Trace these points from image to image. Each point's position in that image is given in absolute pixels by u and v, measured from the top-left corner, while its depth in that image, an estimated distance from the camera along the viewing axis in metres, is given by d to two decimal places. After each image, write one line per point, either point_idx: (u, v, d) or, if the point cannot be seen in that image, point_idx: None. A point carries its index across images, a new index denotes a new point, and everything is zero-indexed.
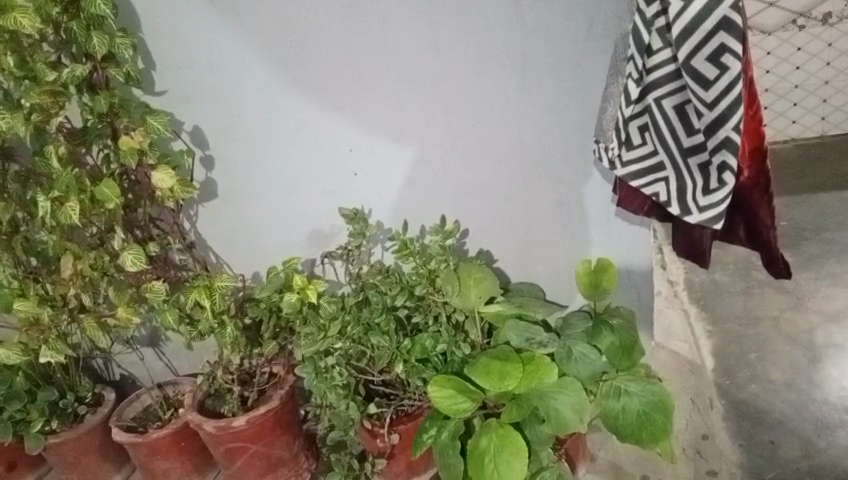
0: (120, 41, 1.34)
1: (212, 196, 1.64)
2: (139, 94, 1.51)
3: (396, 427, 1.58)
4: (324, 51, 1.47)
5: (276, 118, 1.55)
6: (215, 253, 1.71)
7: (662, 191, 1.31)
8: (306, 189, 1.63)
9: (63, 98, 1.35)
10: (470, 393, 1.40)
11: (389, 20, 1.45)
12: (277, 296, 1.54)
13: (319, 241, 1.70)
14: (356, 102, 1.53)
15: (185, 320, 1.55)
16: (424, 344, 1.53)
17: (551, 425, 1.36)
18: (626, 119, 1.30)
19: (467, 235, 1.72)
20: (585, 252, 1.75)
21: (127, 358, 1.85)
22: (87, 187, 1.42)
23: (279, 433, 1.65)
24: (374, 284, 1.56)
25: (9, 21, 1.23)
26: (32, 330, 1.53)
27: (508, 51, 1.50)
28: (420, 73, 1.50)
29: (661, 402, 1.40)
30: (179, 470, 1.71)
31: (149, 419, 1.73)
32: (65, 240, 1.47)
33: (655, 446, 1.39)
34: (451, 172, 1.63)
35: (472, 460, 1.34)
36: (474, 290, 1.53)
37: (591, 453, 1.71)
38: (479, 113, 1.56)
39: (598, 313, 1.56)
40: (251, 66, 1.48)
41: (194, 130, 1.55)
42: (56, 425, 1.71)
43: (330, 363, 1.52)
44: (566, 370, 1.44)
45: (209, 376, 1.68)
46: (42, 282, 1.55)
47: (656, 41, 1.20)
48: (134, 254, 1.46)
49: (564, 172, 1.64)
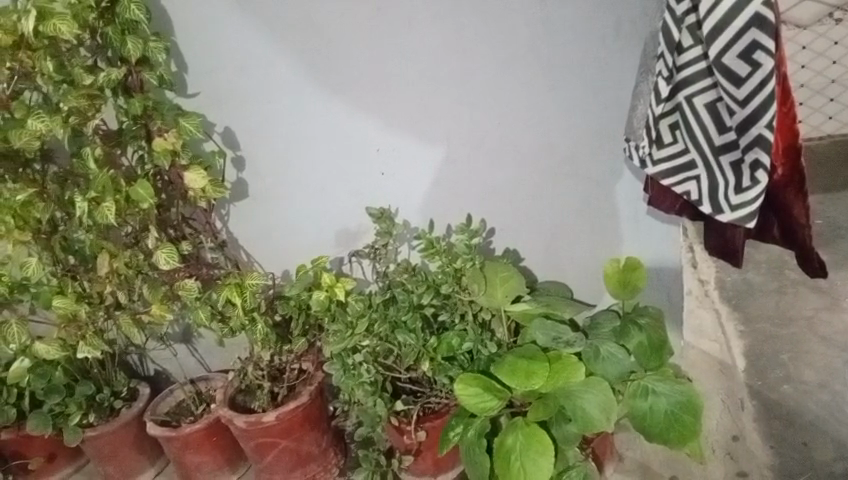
0: (154, 45, 1.38)
1: (244, 196, 1.66)
2: (171, 97, 1.53)
3: (423, 424, 1.59)
4: (353, 53, 1.49)
5: (306, 119, 1.57)
6: (246, 252, 1.74)
7: (693, 190, 1.30)
8: (333, 189, 1.65)
9: (99, 101, 1.40)
10: (496, 391, 1.41)
11: (415, 21, 1.46)
12: (306, 293, 1.56)
13: (346, 240, 1.72)
14: (384, 102, 1.54)
15: (216, 316, 1.58)
16: (451, 342, 1.55)
17: (578, 423, 1.37)
18: (657, 118, 1.30)
19: (492, 234, 1.71)
20: (614, 252, 1.76)
21: (161, 354, 1.90)
22: (121, 187, 1.45)
23: (308, 429, 1.67)
24: (400, 282, 1.59)
25: (49, 27, 1.29)
26: (70, 326, 1.59)
27: (535, 51, 1.51)
28: (448, 73, 1.52)
29: (689, 402, 1.39)
30: (211, 464, 1.75)
31: (182, 414, 1.78)
32: (101, 239, 1.51)
33: (684, 447, 1.38)
34: (478, 172, 1.64)
35: (499, 455, 1.36)
36: (501, 289, 1.53)
37: (619, 453, 1.74)
38: (507, 113, 1.57)
39: (627, 312, 1.55)
40: (281, 68, 1.51)
41: (225, 132, 1.57)
42: (93, 418, 1.77)
43: (357, 360, 1.54)
44: (592, 370, 1.44)
45: (240, 372, 1.71)
46: (80, 280, 1.58)
47: (687, 38, 1.20)
48: (167, 252, 1.50)
49: (592, 169, 1.65)
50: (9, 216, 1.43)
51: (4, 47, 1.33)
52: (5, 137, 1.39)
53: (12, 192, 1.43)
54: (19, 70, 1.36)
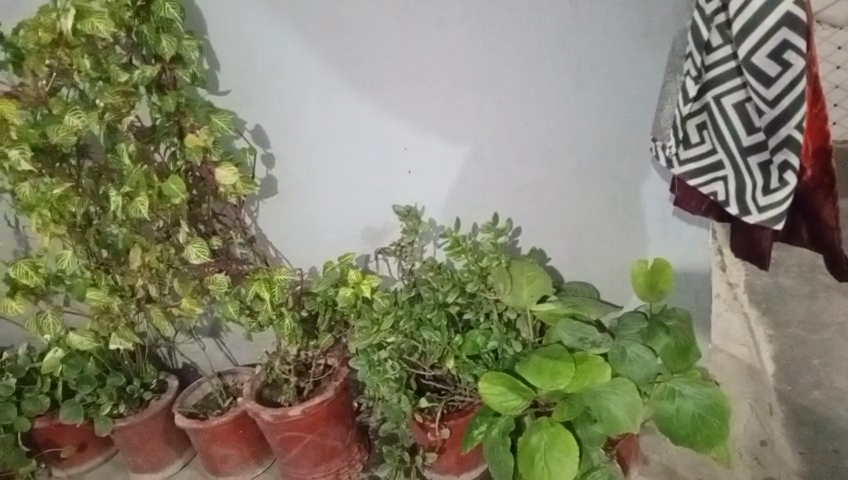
0: (187, 43, 1.40)
1: (273, 193, 1.68)
2: (204, 94, 1.56)
3: (446, 422, 1.60)
4: (380, 51, 1.50)
5: (332, 117, 1.58)
6: (274, 248, 1.75)
7: (720, 190, 1.28)
8: (358, 187, 1.67)
9: (134, 98, 1.43)
10: (520, 390, 1.41)
11: (443, 21, 1.47)
12: (333, 290, 1.57)
13: (372, 237, 1.72)
14: (410, 101, 1.55)
15: (245, 311, 1.60)
16: (475, 340, 1.56)
17: (603, 424, 1.36)
18: (684, 118, 1.29)
19: (519, 233, 1.71)
20: (641, 252, 1.74)
21: (189, 348, 1.92)
22: (154, 183, 1.47)
23: (333, 423, 1.69)
24: (426, 280, 1.59)
25: (86, 26, 1.32)
26: (103, 318, 1.63)
27: (563, 49, 1.51)
28: (474, 72, 1.52)
29: (717, 406, 1.37)
30: (237, 456, 1.77)
31: (209, 407, 1.80)
32: (134, 233, 1.54)
33: (711, 450, 1.36)
34: (504, 171, 1.64)
35: (523, 453, 1.36)
36: (527, 289, 1.54)
37: (644, 455, 1.70)
38: (533, 112, 1.57)
39: (654, 314, 1.53)
40: (309, 66, 1.53)
41: (256, 129, 1.60)
42: (123, 409, 1.79)
43: (383, 356, 1.55)
44: (618, 371, 1.43)
45: (267, 366, 1.73)
46: (112, 273, 1.61)
47: (716, 37, 1.19)
48: (198, 247, 1.52)
49: (618, 169, 1.64)
50: (45, 210, 1.47)
51: (42, 44, 1.36)
52: (42, 133, 1.43)
53: (47, 186, 1.46)
54: (57, 67, 1.40)
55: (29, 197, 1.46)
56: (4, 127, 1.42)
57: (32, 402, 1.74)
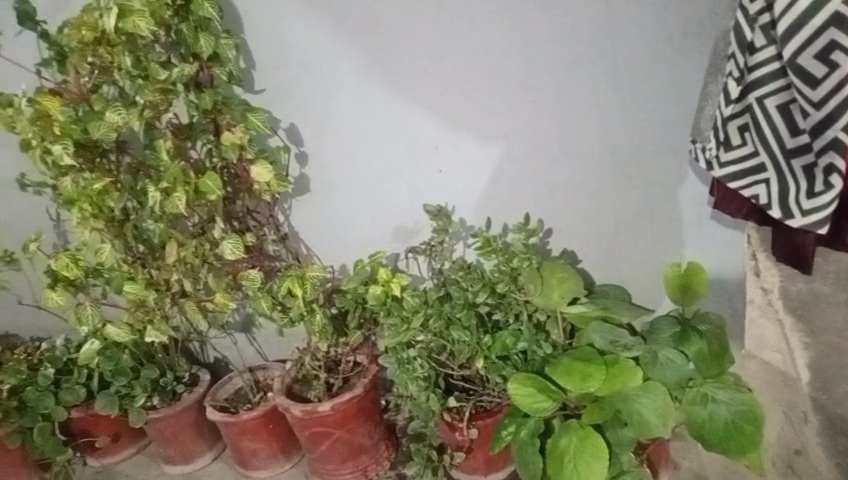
0: (225, 42, 1.43)
1: (305, 191, 1.69)
2: (240, 92, 1.58)
3: (475, 422, 1.59)
4: (416, 50, 1.51)
5: (366, 116, 1.59)
6: (306, 245, 1.76)
7: (762, 194, 1.25)
8: (390, 186, 1.67)
9: (172, 95, 1.45)
10: (550, 392, 1.40)
11: (479, 20, 1.48)
12: (363, 288, 1.59)
13: (403, 236, 1.73)
14: (445, 100, 1.56)
15: (277, 306, 1.62)
16: (505, 341, 1.56)
17: (634, 427, 1.36)
18: (725, 119, 1.27)
19: (550, 234, 1.70)
20: (675, 256, 1.72)
21: (222, 342, 1.95)
22: (191, 179, 1.49)
23: (361, 420, 1.70)
24: (456, 280, 1.59)
25: (128, 24, 1.35)
26: (138, 311, 1.66)
27: (599, 49, 1.51)
28: (508, 71, 1.53)
29: (751, 412, 1.35)
30: (266, 451, 1.80)
31: (240, 401, 1.83)
32: (170, 228, 1.57)
33: (744, 458, 1.35)
34: (538, 171, 1.63)
35: (552, 458, 1.35)
36: (558, 290, 1.53)
37: (673, 461, 1.67)
38: (568, 112, 1.57)
39: (687, 318, 1.52)
40: (346, 65, 1.54)
41: (290, 127, 1.61)
42: (157, 401, 1.82)
43: (412, 355, 1.56)
44: (650, 375, 1.41)
45: (297, 361, 1.75)
46: (148, 267, 1.64)
47: (760, 38, 1.18)
48: (233, 243, 1.55)
49: (653, 170, 1.63)
50: (85, 204, 1.51)
51: (85, 42, 1.40)
52: (84, 129, 1.47)
53: (88, 181, 1.50)
54: (99, 64, 1.43)
55: (71, 192, 1.50)
56: (47, 122, 1.45)
57: (68, 392, 1.79)
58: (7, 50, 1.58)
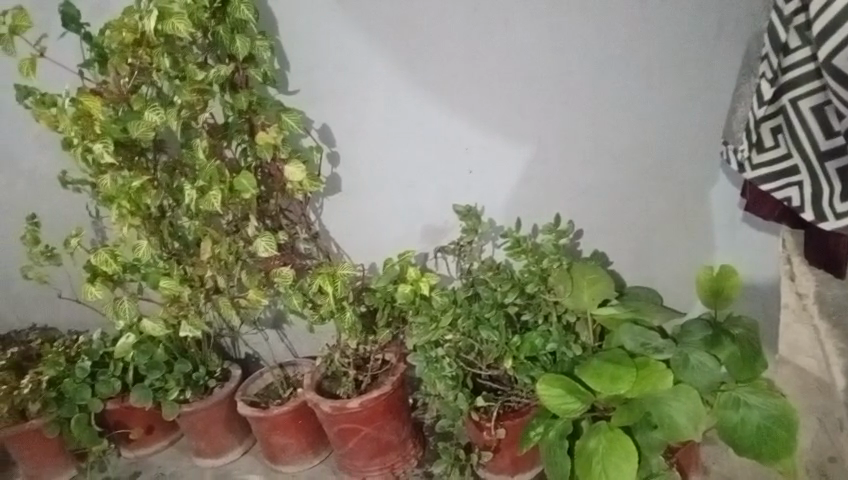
0: (260, 43, 1.45)
1: (337, 190, 1.71)
2: (273, 93, 1.61)
3: (502, 422, 1.60)
4: (446, 51, 1.53)
5: (397, 116, 1.61)
6: (336, 244, 1.78)
7: (794, 196, 1.23)
8: (420, 185, 1.68)
9: (208, 96, 1.48)
10: (579, 393, 1.40)
11: (510, 21, 1.49)
12: (392, 287, 1.61)
13: (432, 236, 1.73)
14: (474, 101, 1.57)
15: (308, 303, 1.63)
16: (533, 342, 1.55)
17: (664, 430, 1.34)
18: (758, 121, 1.27)
19: (580, 235, 1.69)
20: (706, 258, 1.71)
21: (253, 338, 1.98)
22: (226, 178, 1.52)
23: (389, 418, 1.71)
24: (484, 280, 1.60)
25: (168, 26, 1.39)
26: (173, 306, 1.69)
27: (631, 50, 1.50)
28: (539, 72, 1.53)
29: (784, 417, 1.34)
30: (295, 446, 1.82)
31: (270, 396, 1.86)
32: (205, 226, 1.60)
33: (777, 464, 1.33)
34: (568, 172, 1.63)
35: (580, 461, 1.35)
36: (587, 292, 1.52)
37: (704, 466, 1.66)
38: (599, 113, 1.56)
39: (718, 322, 1.51)
40: (377, 66, 1.56)
41: (323, 128, 1.63)
42: (189, 394, 1.86)
43: (440, 354, 1.57)
44: (680, 377, 1.40)
45: (327, 358, 1.77)
46: (183, 264, 1.68)
47: (794, 39, 1.17)
48: (266, 241, 1.57)
49: (686, 172, 1.62)
50: (124, 201, 1.54)
51: (125, 44, 1.44)
52: (123, 128, 1.49)
53: (126, 179, 1.54)
54: (138, 65, 1.47)
55: (109, 190, 1.53)
56: (88, 121, 1.50)
57: (105, 384, 1.83)
58: (52, 51, 1.63)
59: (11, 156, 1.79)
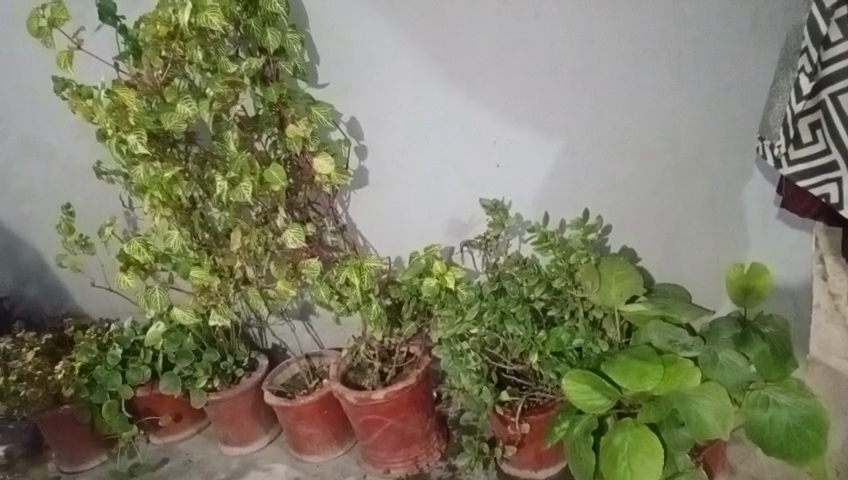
0: (290, 36, 1.47)
1: (364, 184, 1.72)
2: (303, 86, 1.63)
3: (527, 417, 1.60)
4: (476, 45, 1.53)
5: (426, 109, 1.61)
6: (362, 236, 1.78)
7: (833, 192, 1.20)
8: (448, 179, 1.68)
9: (239, 88, 1.49)
10: (605, 389, 1.40)
11: (542, 14, 1.49)
12: (418, 280, 1.61)
13: (458, 231, 1.73)
14: (504, 94, 1.57)
15: (335, 295, 1.64)
16: (560, 337, 1.55)
17: (691, 428, 1.33)
18: (796, 116, 1.24)
19: (609, 231, 1.68)
20: (738, 256, 1.69)
21: (281, 329, 2.01)
22: (257, 170, 1.54)
23: (413, 410, 1.72)
24: (511, 275, 1.60)
25: (201, 19, 1.40)
26: (203, 295, 1.71)
27: (665, 43, 1.49)
28: (569, 65, 1.53)
29: (814, 418, 1.32)
30: (321, 436, 1.84)
31: (296, 386, 1.88)
32: (236, 217, 1.63)
33: (805, 464, 1.32)
34: (598, 166, 1.62)
35: (605, 456, 1.34)
36: (615, 288, 1.52)
37: (731, 465, 1.63)
38: (630, 106, 1.55)
39: (748, 319, 1.49)
40: (408, 59, 1.57)
41: (351, 121, 1.64)
42: (217, 383, 1.89)
43: (465, 347, 1.56)
44: (709, 375, 1.39)
45: (352, 350, 1.78)
46: (213, 254, 1.70)
47: (835, 32, 1.15)
48: (295, 232, 1.58)
49: (718, 168, 1.60)
50: (156, 191, 1.57)
51: (159, 37, 1.46)
52: (157, 119, 1.52)
53: (158, 170, 1.56)
54: (171, 58, 1.49)
55: (142, 180, 1.56)
56: (123, 112, 1.53)
57: (135, 371, 1.87)
58: (89, 44, 1.67)
59: (48, 145, 1.83)
